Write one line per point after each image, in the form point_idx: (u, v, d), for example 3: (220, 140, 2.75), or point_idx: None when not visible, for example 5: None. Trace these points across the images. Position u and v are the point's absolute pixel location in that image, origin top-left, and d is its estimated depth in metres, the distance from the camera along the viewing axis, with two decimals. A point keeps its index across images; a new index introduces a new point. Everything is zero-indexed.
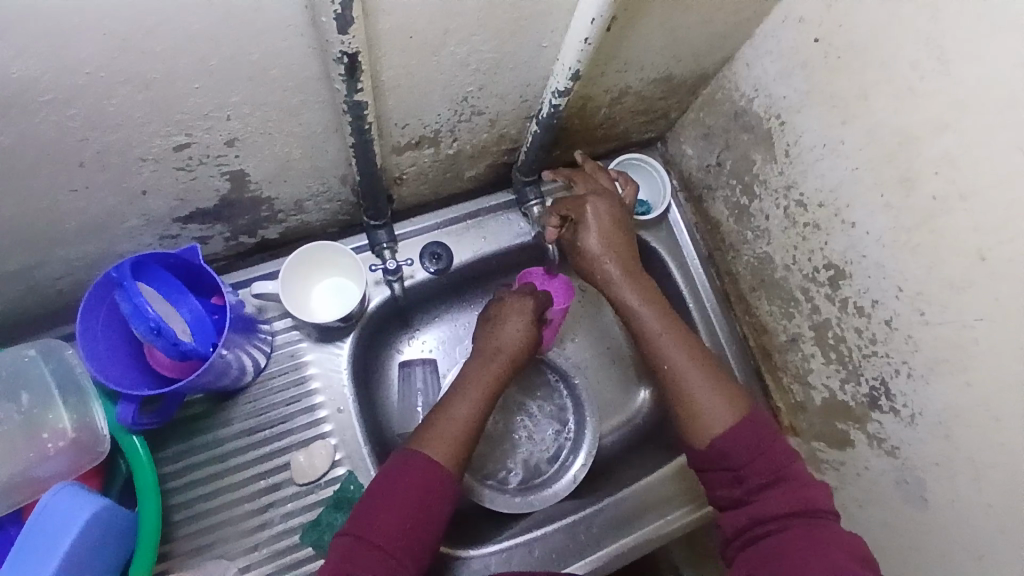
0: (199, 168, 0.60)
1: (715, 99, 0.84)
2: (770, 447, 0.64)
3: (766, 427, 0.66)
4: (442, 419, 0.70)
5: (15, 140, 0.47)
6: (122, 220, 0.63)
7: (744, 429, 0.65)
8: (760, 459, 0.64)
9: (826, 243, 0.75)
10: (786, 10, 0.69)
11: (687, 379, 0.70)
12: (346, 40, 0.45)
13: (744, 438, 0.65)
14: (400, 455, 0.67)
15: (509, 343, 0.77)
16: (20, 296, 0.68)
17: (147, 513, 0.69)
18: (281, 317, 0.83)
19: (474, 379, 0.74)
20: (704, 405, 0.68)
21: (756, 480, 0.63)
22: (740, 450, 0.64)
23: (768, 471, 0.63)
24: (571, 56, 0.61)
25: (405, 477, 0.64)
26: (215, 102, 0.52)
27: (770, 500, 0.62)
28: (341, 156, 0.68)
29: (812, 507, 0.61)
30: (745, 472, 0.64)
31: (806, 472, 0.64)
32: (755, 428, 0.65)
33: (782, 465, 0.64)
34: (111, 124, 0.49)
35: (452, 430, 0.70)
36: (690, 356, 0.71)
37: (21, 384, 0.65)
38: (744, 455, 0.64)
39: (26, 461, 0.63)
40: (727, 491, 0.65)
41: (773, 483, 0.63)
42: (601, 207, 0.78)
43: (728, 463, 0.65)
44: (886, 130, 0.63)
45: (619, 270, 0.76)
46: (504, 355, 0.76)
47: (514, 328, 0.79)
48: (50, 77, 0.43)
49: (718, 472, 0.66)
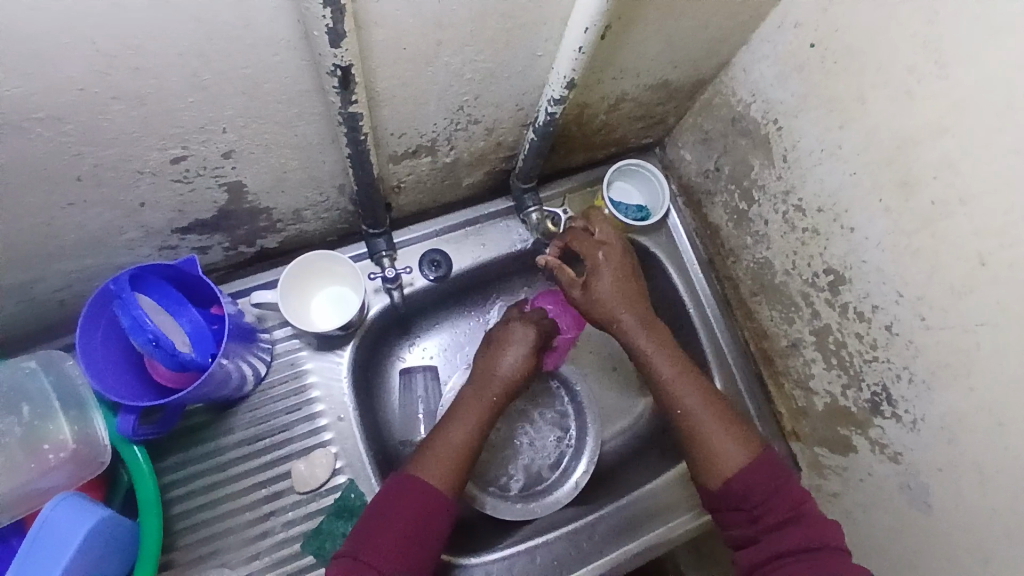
0: (197, 179, 0.60)
1: (713, 104, 0.84)
2: (784, 486, 0.67)
3: (779, 467, 0.68)
4: (439, 444, 0.71)
5: (11, 157, 0.47)
6: (121, 233, 0.64)
7: (758, 471, 0.67)
8: (773, 500, 0.66)
9: (825, 248, 0.74)
10: (782, 14, 0.69)
11: (701, 423, 0.72)
12: (339, 53, 0.46)
13: (758, 479, 0.67)
14: (397, 479, 0.67)
15: (506, 371, 0.76)
16: (20, 309, 0.68)
17: (150, 526, 0.69)
18: (281, 326, 0.83)
19: (471, 405, 0.74)
20: (721, 449, 0.70)
21: (769, 518, 0.65)
22: (754, 493, 0.66)
23: (780, 511, 0.65)
24: (566, 64, 0.61)
25: (398, 502, 0.65)
26: (211, 115, 0.52)
27: (788, 536, 0.63)
28: (338, 166, 0.68)
29: (826, 541, 0.63)
30: (759, 511, 0.65)
31: (818, 510, 0.66)
32: (769, 469, 0.67)
33: (797, 503, 0.65)
34: (106, 139, 0.50)
35: (449, 454, 0.70)
36: (703, 398, 0.74)
37: (20, 396, 0.64)
38: (757, 496, 0.66)
39: (27, 474, 0.63)
40: (741, 529, 0.66)
41: (785, 522, 0.64)
42: (613, 257, 0.79)
43: (743, 503, 0.67)
44: (884, 134, 0.63)
45: (635, 320, 0.77)
46: (498, 380, 0.76)
47: (512, 354, 0.77)
48: (43, 95, 0.43)
49: (731, 512, 0.68)
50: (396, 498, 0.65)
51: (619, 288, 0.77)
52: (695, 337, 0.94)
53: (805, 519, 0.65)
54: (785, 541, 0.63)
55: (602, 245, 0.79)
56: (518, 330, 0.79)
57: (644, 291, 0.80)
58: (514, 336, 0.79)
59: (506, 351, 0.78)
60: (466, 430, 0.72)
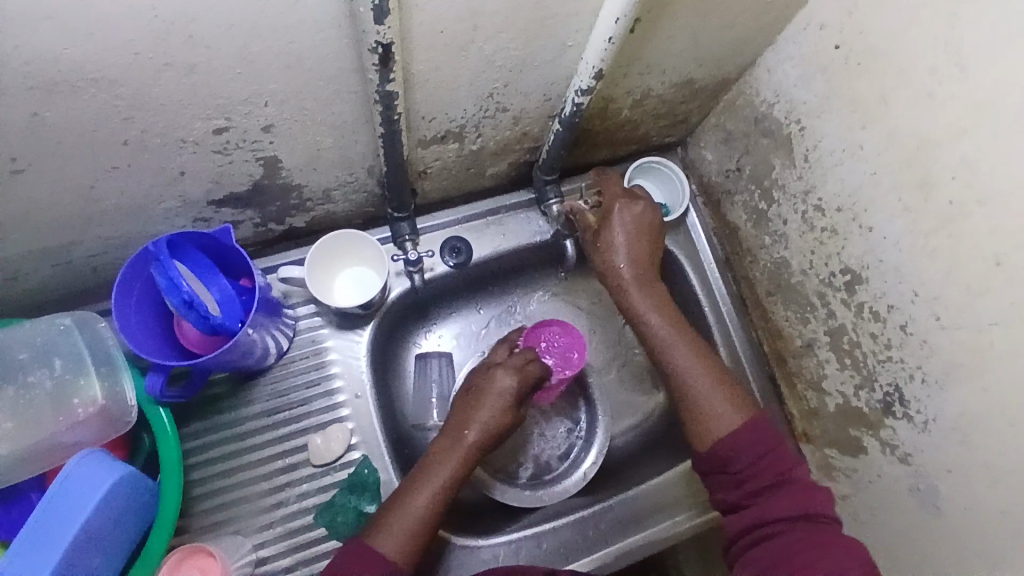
0: (235, 152, 0.63)
1: (736, 104, 0.85)
2: (773, 453, 0.67)
3: (768, 431, 0.69)
4: (400, 508, 0.68)
5: (65, 118, 0.50)
6: (159, 202, 0.66)
7: (750, 430, 0.69)
8: (758, 464, 0.67)
9: (843, 248, 0.75)
10: (809, 15, 0.70)
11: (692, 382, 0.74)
12: (382, 31, 0.48)
13: (745, 444, 0.68)
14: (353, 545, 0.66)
15: (483, 424, 0.74)
16: (57, 272, 0.71)
17: (170, 488, 0.71)
18: (305, 303, 0.86)
19: (439, 465, 0.72)
20: (711, 412, 0.72)
21: (753, 484, 0.66)
22: (742, 456, 0.68)
23: (768, 476, 0.66)
24: (595, 55, 0.63)
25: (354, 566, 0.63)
26: (254, 88, 0.54)
27: (772, 504, 0.64)
28: (369, 147, 0.70)
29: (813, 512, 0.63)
30: (743, 476, 0.67)
31: (809, 477, 0.66)
32: (763, 431, 0.69)
33: (785, 469, 0.66)
34: (153, 105, 0.52)
35: (409, 521, 0.68)
36: (698, 360, 0.76)
37: (53, 351, 0.66)
38: (744, 460, 0.68)
39: (52, 427, 0.64)
40: (726, 493, 0.68)
41: (772, 487, 0.65)
42: (626, 215, 0.81)
43: (728, 463, 0.68)
44: (906, 135, 0.64)
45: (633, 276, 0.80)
46: (470, 438, 0.73)
47: (491, 406, 0.75)
48: (100, 57, 0.45)
49: (716, 474, 0.69)
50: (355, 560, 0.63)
51: (629, 247, 0.80)
52: (709, 335, 0.95)
53: (793, 485, 0.65)
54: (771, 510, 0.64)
55: (625, 203, 0.81)
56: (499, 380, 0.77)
57: (655, 252, 0.82)
58: (491, 388, 0.76)
59: (484, 402, 0.75)
60: (434, 490, 0.70)
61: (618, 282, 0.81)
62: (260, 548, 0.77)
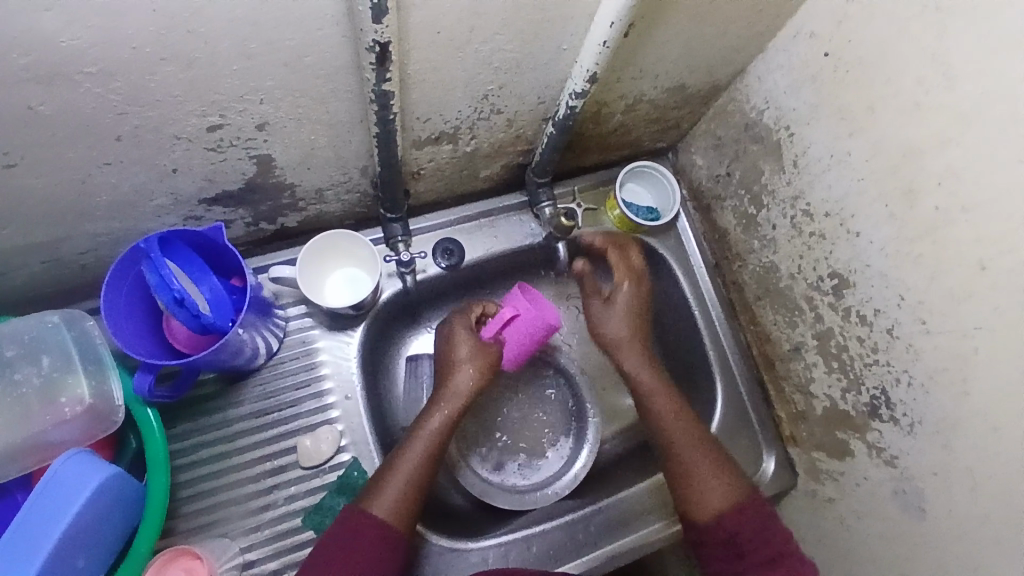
0: (229, 150, 0.62)
1: (727, 111, 0.86)
2: (767, 531, 0.71)
3: (769, 529, 0.71)
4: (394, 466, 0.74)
5: (58, 111, 0.49)
6: (151, 199, 0.66)
7: (745, 513, 0.73)
8: (761, 539, 0.71)
9: (831, 253, 0.77)
10: (798, 24, 0.71)
11: (684, 454, 0.78)
12: (380, 30, 0.48)
13: (746, 519, 0.72)
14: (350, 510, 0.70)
15: (461, 391, 0.79)
16: (45, 268, 0.70)
17: (157, 486, 0.70)
18: (296, 304, 0.85)
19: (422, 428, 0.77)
20: (710, 487, 0.75)
21: (756, 556, 0.69)
22: (741, 530, 0.71)
23: (767, 550, 0.70)
24: (590, 58, 0.63)
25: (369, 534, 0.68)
26: (252, 85, 0.54)
27: None
28: (364, 146, 0.70)
29: None
30: (747, 549, 0.70)
31: (798, 551, 0.71)
32: (757, 511, 0.73)
33: (779, 545, 0.70)
34: (150, 100, 0.52)
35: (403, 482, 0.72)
36: (693, 441, 0.79)
37: (41, 348, 0.66)
38: (749, 535, 0.71)
39: (41, 424, 0.64)
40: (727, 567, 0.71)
41: (772, 561, 0.69)
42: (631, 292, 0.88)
43: (731, 539, 0.71)
44: (891, 142, 0.65)
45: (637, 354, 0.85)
46: (454, 399, 0.78)
47: (465, 377, 0.79)
48: (97, 49, 0.45)
49: (719, 548, 0.72)
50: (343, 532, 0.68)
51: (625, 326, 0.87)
52: (699, 339, 0.96)
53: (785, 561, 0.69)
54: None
55: (631, 281, 0.88)
56: (467, 350, 0.81)
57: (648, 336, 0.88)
58: (462, 352, 0.80)
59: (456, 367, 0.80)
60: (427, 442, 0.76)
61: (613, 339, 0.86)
62: (247, 551, 0.76)
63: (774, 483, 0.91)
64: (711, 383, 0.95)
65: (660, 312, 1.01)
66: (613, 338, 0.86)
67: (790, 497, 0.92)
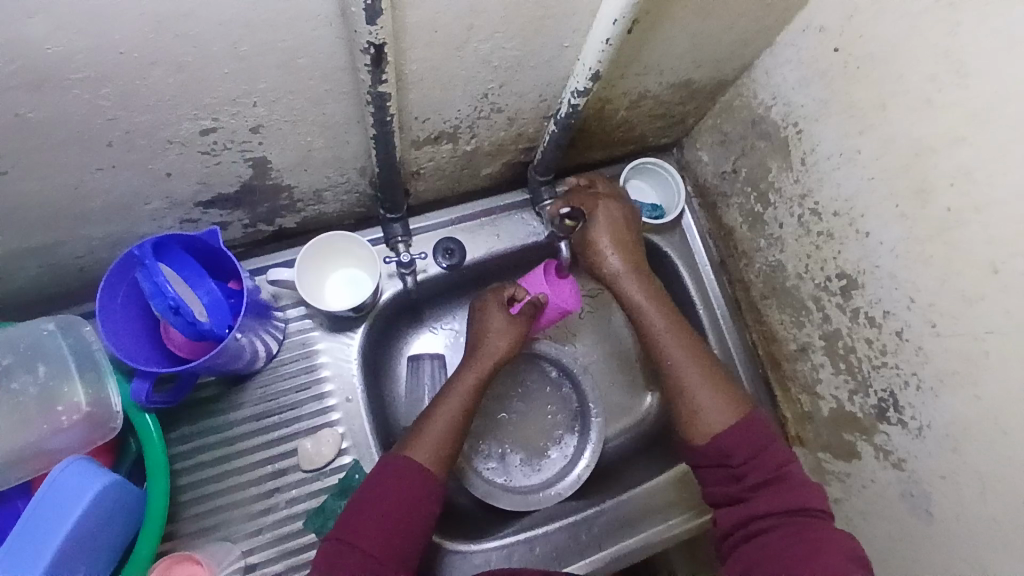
0: (223, 153, 0.61)
1: (733, 106, 0.84)
2: (764, 448, 0.69)
3: (761, 431, 0.70)
4: (430, 422, 0.74)
5: (47, 117, 0.48)
6: (146, 203, 0.65)
7: (743, 430, 0.70)
8: (757, 458, 0.68)
9: (839, 253, 0.75)
10: (808, 18, 0.69)
11: (685, 379, 0.75)
12: (374, 31, 0.46)
13: (743, 437, 0.70)
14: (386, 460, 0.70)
15: (494, 355, 0.80)
16: (41, 272, 0.69)
17: (157, 491, 0.70)
18: (295, 305, 0.84)
19: (457, 385, 0.78)
20: (705, 406, 0.73)
21: (752, 478, 0.67)
22: (737, 450, 0.69)
23: (764, 470, 0.67)
24: (592, 56, 0.61)
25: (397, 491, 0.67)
26: (244, 88, 0.53)
27: (764, 499, 0.66)
28: (361, 147, 0.69)
29: (805, 507, 0.64)
30: (744, 470, 0.68)
31: (801, 473, 0.68)
32: (754, 427, 0.70)
33: (778, 466, 0.68)
34: (140, 104, 0.51)
35: (439, 435, 0.73)
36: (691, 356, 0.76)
37: (37, 355, 0.65)
38: (742, 454, 0.69)
39: (40, 432, 0.63)
40: (724, 488, 0.69)
41: (770, 482, 0.67)
42: (612, 207, 0.81)
43: (727, 460, 0.69)
44: (903, 141, 0.63)
45: (622, 263, 0.80)
46: (485, 356, 0.79)
47: (499, 341, 0.80)
48: (85, 55, 0.44)
49: (715, 470, 0.70)
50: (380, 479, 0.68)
51: (613, 236, 0.80)
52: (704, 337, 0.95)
53: (789, 480, 0.67)
54: (764, 502, 0.65)
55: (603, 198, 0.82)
56: (501, 320, 0.81)
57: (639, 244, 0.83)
58: (495, 322, 0.81)
59: (488, 326, 0.81)
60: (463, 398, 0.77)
61: (608, 271, 0.81)
62: (249, 554, 0.76)
63: None
64: None
65: None
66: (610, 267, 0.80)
67: None
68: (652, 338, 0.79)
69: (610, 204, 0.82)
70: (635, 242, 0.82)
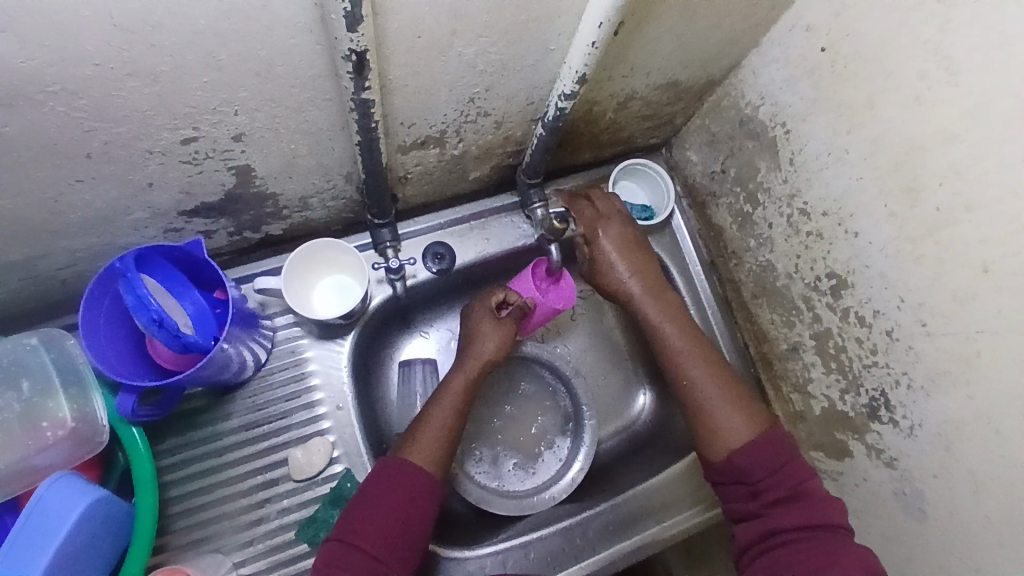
0: (205, 161, 0.60)
1: (721, 106, 0.84)
2: (785, 465, 0.69)
3: (781, 447, 0.70)
4: (426, 424, 0.74)
5: (22, 131, 0.47)
6: (128, 213, 0.63)
7: (763, 446, 0.70)
8: (777, 474, 0.69)
9: (828, 253, 0.75)
10: (795, 17, 0.69)
11: (705, 396, 0.76)
12: (355, 38, 0.45)
13: (762, 454, 0.70)
14: (384, 463, 0.70)
15: (483, 356, 0.80)
16: (22, 286, 0.67)
17: (145, 508, 0.69)
18: (283, 313, 0.83)
19: (450, 387, 0.78)
20: (722, 423, 0.73)
21: (770, 495, 0.68)
22: (756, 467, 0.69)
23: (782, 487, 0.68)
24: (578, 59, 0.61)
25: (389, 481, 0.68)
26: (225, 97, 0.52)
27: (783, 515, 0.66)
28: (347, 153, 0.68)
29: (825, 522, 0.65)
30: (761, 487, 0.69)
31: (821, 489, 0.68)
32: (774, 444, 0.70)
33: (798, 482, 0.68)
34: (118, 115, 0.50)
35: (435, 436, 0.74)
36: (709, 373, 0.77)
37: (20, 371, 0.64)
38: (760, 471, 0.69)
39: (24, 449, 0.62)
40: (744, 505, 0.69)
41: (788, 499, 0.67)
42: (613, 230, 0.83)
43: (744, 477, 0.70)
44: (892, 141, 0.63)
45: (641, 288, 0.82)
46: (477, 357, 0.80)
47: (488, 342, 0.81)
48: (58, 68, 0.43)
49: (731, 487, 0.71)
50: (379, 482, 0.68)
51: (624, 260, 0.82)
52: None
53: (808, 496, 0.67)
54: (783, 518, 0.66)
55: (604, 219, 0.84)
56: (489, 322, 0.81)
57: (654, 263, 0.84)
58: (484, 325, 0.81)
59: (479, 329, 0.81)
60: (456, 398, 0.77)
61: (627, 295, 0.83)
62: (240, 566, 0.75)
63: None
64: None
65: None
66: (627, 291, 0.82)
67: None
68: (670, 356, 0.79)
69: (614, 229, 0.83)
70: (646, 260, 0.84)
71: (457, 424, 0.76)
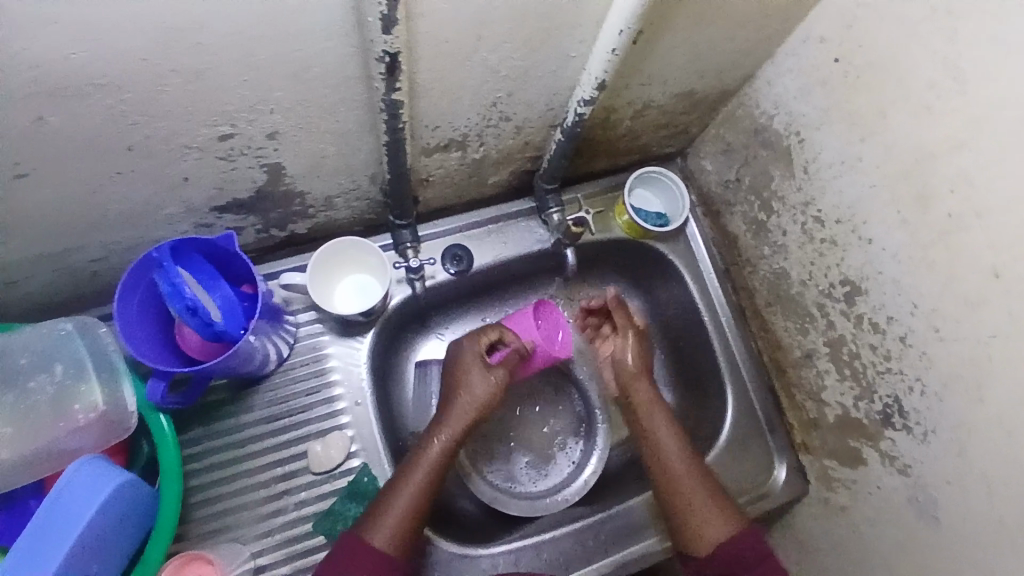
0: (239, 158, 0.63)
1: (736, 116, 0.86)
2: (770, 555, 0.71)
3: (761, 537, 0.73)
4: (392, 497, 0.73)
5: (69, 122, 0.50)
6: (162, 208, 0.66)
7: (744, 537, 0.73)
8: (764, 563, 0.70)
9: (842, 259, 0.76)
10: (808, 29, 0.71)
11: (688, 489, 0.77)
12: (389, 40, 0.48)
13: (744, 544, 0.72)
14: (349, 539, 0.70)
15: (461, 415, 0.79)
16: (57, 276, 0.70)
17: (169, 493, 0.71)
18: (306, 310, 0.86)
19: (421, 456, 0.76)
20: (702, 515, 0.75)
21: None
22: (741, 558, 0.71)
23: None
24: (598, 66, 0.63)
25: (357, 552, 0.68)
26: (261, 96, 0.55)
27: None
28: (373, 154, 0.71)
29: None
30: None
31: None
32: (753, 534, 0.73)
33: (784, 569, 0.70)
34: (160, 111, 0.53)
35: (401, 511, 0.72)
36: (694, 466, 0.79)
37: (54, 355, 0.67)
38: (747, 561, 0.71)
39: (56, 432, 0.64)
40: None
41: None
42: (636, 351, 0.88)
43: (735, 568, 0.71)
44: (904, 149, 0.65)
45: (649, 396, 0.85)
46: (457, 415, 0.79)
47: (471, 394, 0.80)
48: (107, 62, 0.46)
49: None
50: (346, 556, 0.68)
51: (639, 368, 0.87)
52: (709, 344, 0.95)
53: None
54: None
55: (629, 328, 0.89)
56: (472, 375, 0.80)
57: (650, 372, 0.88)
58: (467, 382, 0.80)
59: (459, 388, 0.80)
60: (426, 468, 0.75)
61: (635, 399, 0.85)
62: (258, 556, 0.77)
63: (787, 490, 0.90)
64: (720, 389, 0.94)
65: (670, 319, 1.01)
66: (637, 395, 0.85)
67: (802, 505, 0.91)
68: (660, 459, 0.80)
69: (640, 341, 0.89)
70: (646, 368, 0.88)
71: (430, 493, 0.74)
